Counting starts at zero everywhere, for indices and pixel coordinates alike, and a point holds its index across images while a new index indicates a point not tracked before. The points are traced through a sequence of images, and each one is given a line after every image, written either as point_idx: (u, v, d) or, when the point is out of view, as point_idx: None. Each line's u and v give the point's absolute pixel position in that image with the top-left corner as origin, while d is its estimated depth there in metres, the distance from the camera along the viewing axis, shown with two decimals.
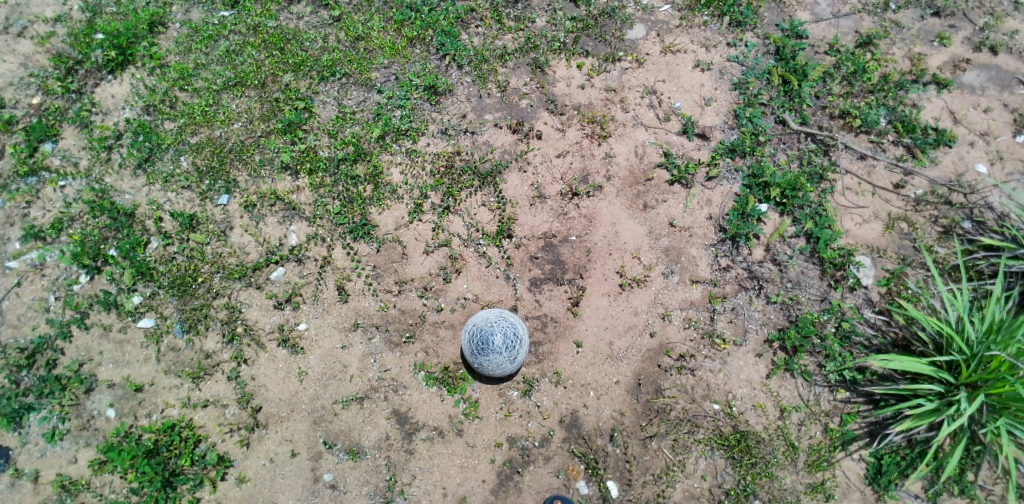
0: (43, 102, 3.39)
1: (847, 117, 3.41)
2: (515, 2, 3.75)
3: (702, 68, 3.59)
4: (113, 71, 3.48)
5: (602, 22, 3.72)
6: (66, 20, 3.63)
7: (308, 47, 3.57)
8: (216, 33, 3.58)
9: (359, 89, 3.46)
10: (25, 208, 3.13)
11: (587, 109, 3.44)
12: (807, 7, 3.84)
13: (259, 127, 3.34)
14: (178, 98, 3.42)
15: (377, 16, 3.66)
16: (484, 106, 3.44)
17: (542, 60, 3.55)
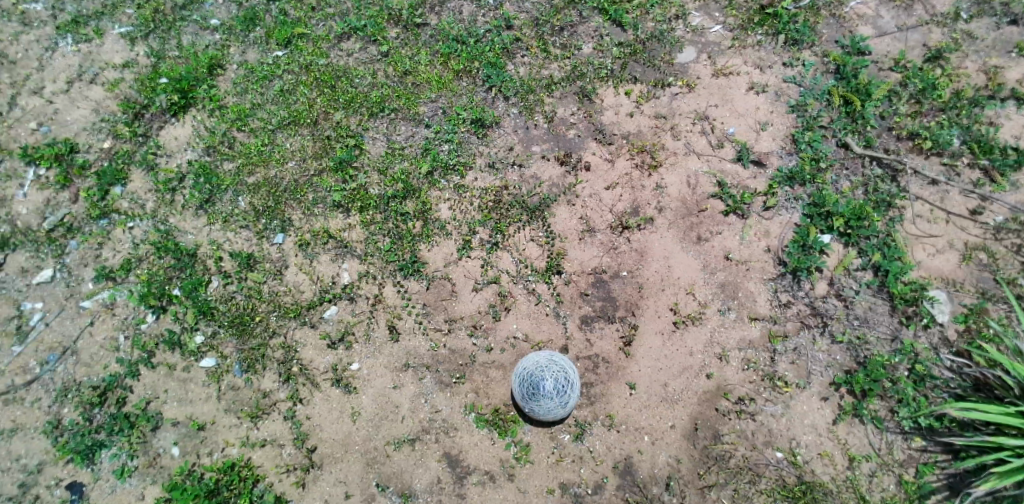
0: (114, 146, 3.58)
1: (918, 139, 3.20)
2: (560, 29, 3.70)
3: (757, 90, 3.44)
4: (176, 114, 3.63)
5: (651, 46, 3.62)
6: (134, 66, 3.82)
7: (358, 84, 3.63)
8: (271, 73, 3.69)
9: (407, 124, 3.50)
10: (97, 249, 3.30)
11: (636, 138, 3.36)
12: (869, 21, 3.63)
13: (313, 165, 3.42)
14: (236, 138, 3.53)
15: (423, 50, 3.69)
16: (531, 138, 3.41)
17: (589, 89, 3.49)
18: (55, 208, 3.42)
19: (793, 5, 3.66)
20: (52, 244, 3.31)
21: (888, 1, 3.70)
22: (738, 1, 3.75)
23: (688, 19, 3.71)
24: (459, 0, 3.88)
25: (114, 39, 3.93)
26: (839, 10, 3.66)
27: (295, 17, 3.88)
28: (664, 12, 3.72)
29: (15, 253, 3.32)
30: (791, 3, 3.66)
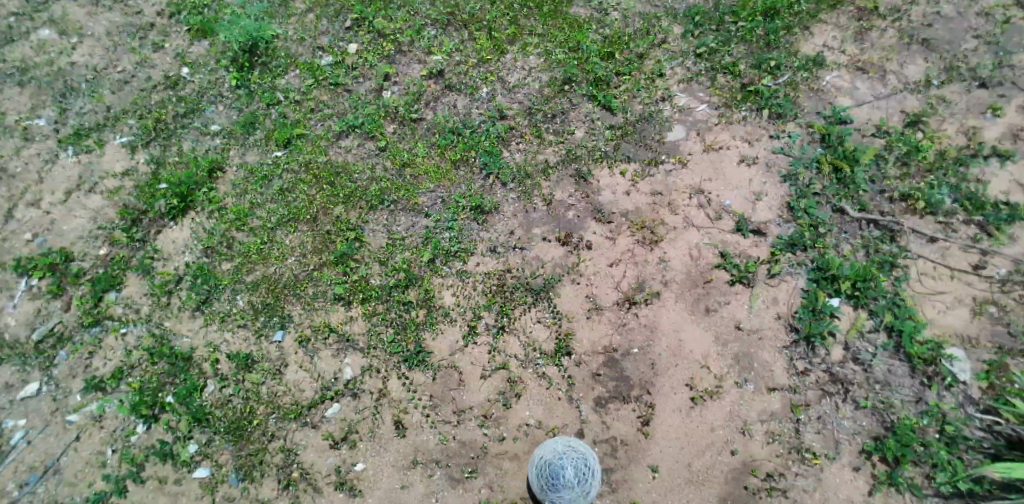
0: (110, 253, 3.55)
1: (909, 200, 3.26)
2: (553, 115, 3.84)
3: (748, 163, 3.54)
4: (175, 217, 3.65)
5: (640, 127, 3.75)
6: (133, 173, 3.88)
7: (357, 179, 3.68)
8: (271, 173, 3.75)
9: (407, 215, 3.52)
10: (88, 358, 3.18)
11: (635, 215, 3.39)
12: (846, 93, 3.81)
13: (313, 260, 3.39)
14: (234, 238, 3.52)
15: (421, 143, 3.80)
16: (531, 220, 3.43)
17: (584, 171, 3.57)
18: (45, 318, 3.32)
19: (772, 81, 3.86)
20: (41, 356, 3.19)
21: (862, 72, 3.90)
22: (720, 81, 3.93)
23: (674, 100, 3.87)
24: (452, 95, 4.04)
25: (115, 148, 4.02)
26: (816, 84, 3.85)
27: (294, 119, 4.01)
28: (650, 94, 3.88)
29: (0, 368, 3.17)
30: (771, 79, 3.86)
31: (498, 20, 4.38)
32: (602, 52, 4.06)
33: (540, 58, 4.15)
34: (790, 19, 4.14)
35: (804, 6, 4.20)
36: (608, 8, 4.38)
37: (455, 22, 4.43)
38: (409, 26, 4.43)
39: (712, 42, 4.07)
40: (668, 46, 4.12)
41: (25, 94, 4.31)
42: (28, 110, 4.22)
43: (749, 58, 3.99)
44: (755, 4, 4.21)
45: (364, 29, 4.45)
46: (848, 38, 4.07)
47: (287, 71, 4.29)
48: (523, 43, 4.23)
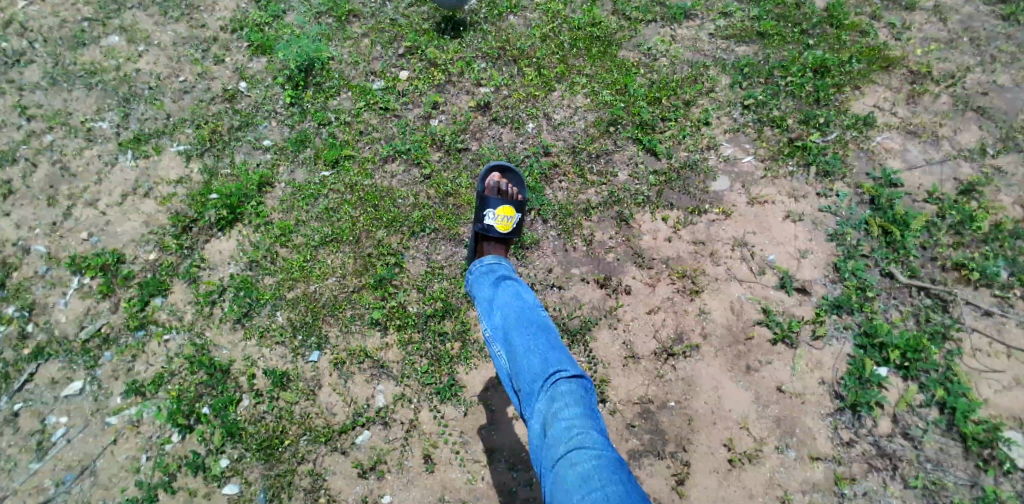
0: (159, 258, 3.65)
1: (964, 269, 3.22)
2: (597, 156, 3.86)
3: (794, 218, 3.50)
4: (223, 228, 3.74)
5: (685, 174, 3.75)
6: (186, 181, 3.99)
7: (400, 204, 3.74)
8: (317, 191, 3.82)
9: (448, 244, 3.57)
10: (130, 362, 3.26)
11: (676, 263, 3.38)
12: (898, 154, 3.77)
13: (352, 282, 3.44)
14: (278, 253, 3.59)
15: (465, 174, 3.85)
16: (570, 260, 3.43)
17: (626, 214, 3.57)
18: (93, 318, 3.43)
19: (821, 138, 3.83)
20: (87, 355, 3.28)
21: (913, 135, 3.86)
22: (767, 133, 3.92)
23: (719, 149, 3.86)
24: (498, 127, 4.09)
25: (170, 155, 4.14)
26: (866, 143, 3.82)
27: (342, 140, 4.09)
28: (696, 142, 3.88)
29: (47, 363, 3.27)
30: (819, 136, 3.84)
31: (547, 58, 4.44)
32: (650, 96, 4.10)
33: (588, 97, 4.19)
34: (840, 77, 4.13)
35: (856, 66, 4.20)
36: (657, 52, 4.43)
37: (504, 55, 4.50)
38: (459, 57, 4.52)
39: (761, 94, 4.07)
40: (715, 95, 4.13)
41: (91, 97, 4.51)
42: (93, 112, 4.41)
43: (797, 113, 3.98)
44: (807, 59, 4.22)
45: (416, 57, 4.55)
46: (900, 101, 4.04)
47: (338, 93, 4.38)
48: (570, 82, 4.28)
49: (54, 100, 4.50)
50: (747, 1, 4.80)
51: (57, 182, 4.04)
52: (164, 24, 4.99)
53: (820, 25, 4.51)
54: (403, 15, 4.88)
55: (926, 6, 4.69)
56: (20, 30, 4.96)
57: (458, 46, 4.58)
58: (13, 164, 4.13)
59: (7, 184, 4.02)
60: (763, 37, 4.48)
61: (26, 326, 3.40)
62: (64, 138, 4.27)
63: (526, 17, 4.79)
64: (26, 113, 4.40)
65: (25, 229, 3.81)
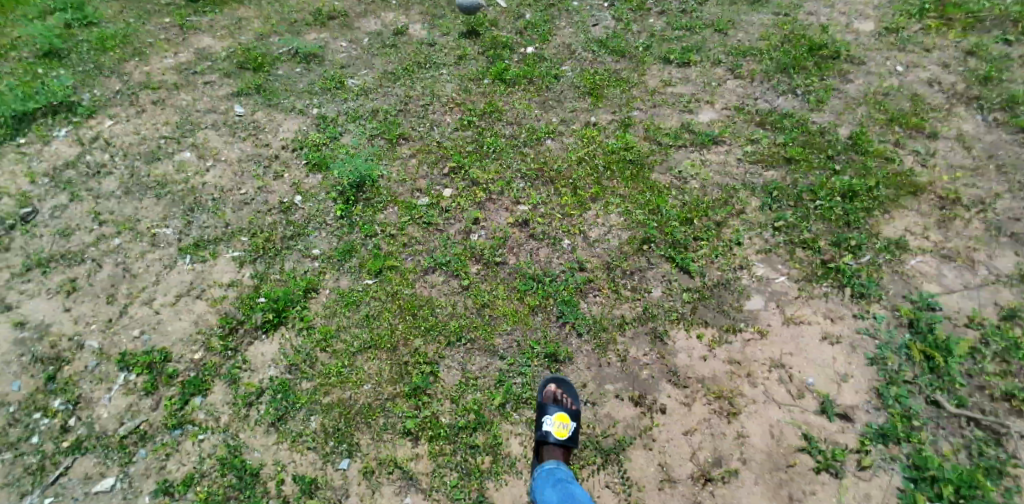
0: (204, 358, 3.77)
1: (1014, 400, 3.14)
2: (631, 273, 3.99)
3: (831, 340, 3.50)
4: (267, 330, 3.87)
5: (718, 292, 3.82)
6: (237, 284, 4.22)
7: (438, 313, 3.86)
8: (360, 298, 3.98)
9: (482, 354, 3.62)
10: (163, 460, 3.28)
11: (712, 382, 3.38)
12: (934, 278, 3.79)
13: (387, 389, 3.49)
14: (317, 358, 3.68)
15: (502, 285, 3.99)
16: (604, 375, 3.47)
17: (661, 330, 3.62)
18: (134, 414, 3.51)
19: (854, 260, 3.90)
20: (122, 451, 3.34)
21: (948, 259, 3.90)
22: (799, 254, 4.01)
23: (752, 268, 3.95)
24: (535, 242, 4.29)
25: (225, 260, 4.41)
26: (901, 267, 3.86)
27: (387, 251, 4.33)
28: (729, 261, 3.99)
29: (83, 457, 3.33)
30: (852, 258, 3.91)
31: (582, 179, 4.74)
32: (681, 216, 4.28)
33: (621, 216, 4.40)
34: (868, 201, 4.27)
35: (883, 191, 4.33)
36: (687, 176, 4.69)
37: (542, 176, 4.81)
38: (500, 177, 4.86)
39: (791, 217, 4.22)
40: (745, 217, 4.29)
41: (158, 205, 4.93)
42: (159, 219, 4.81)
43: (828, 235, 4.08)
44: (834, 184, 4.39)
45: (459, 176, 4.91)
46: (931, 226, 4.13)
47: (385, 208, 4.71)
48: (604, 202, 4.52)
49: (126, 208, 4.94)
50: (773, 128, 5.08)
51: (118, 280, 4.34)
52: (233, 143, 5.53)
53: (845, 152, 4.73)
54: (449, 139, 5.32)
55: (948, 134, 4.89)
56: (104, 145, 5.60)
57: (498, 168, 4.94)
58: (81, 265, 4.48)
59: (72, 281, 4.34)
60: (789, 163, 4.71)
61: (69, 419, 3.51)
62: (130, 241, 4.63)
63: (563, 142, 5.17)
64: (99, 219, 4.84)
65: (82, 325, 4.04)
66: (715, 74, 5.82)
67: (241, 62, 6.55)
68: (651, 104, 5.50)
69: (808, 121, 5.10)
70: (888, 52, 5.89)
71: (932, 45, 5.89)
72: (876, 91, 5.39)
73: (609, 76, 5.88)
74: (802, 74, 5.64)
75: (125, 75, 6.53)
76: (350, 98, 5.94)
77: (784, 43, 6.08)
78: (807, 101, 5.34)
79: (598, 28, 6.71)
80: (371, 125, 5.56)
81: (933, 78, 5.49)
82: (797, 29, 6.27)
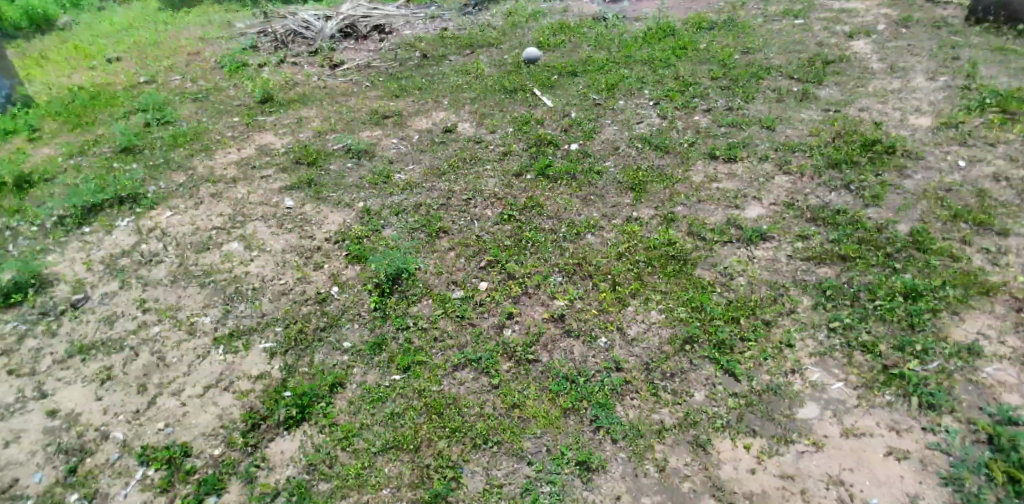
0: (223, 454, 3.68)
1: None
2: (671, 374, 3.73)
3: (897, 456, 3.11)
4: (289, 427, 3.77)
5: (767, 398, 3.51)
6: (265, 377, 4.18)
7: (465, 412, 3.67)
8: (386, 394, 3.86)
9: (508, 459, 3.37)
10: None
11: (762, 501, 3.01)
12: (1019, 390, 3.37)
13: (405, 495, 3.26)
14: (337, 457, 3.52)
15: (533, 385, 3.80)
16: (639, 487, 3.15)
17: (703, 439, 3.32)
18: None
19: (920, 366, 3.54)
20: None
21: None
22: (857, 358, 3.67)
23: (805, 372, 3.63)
24: (570, 339, 4.12)
25: (257, 351, 4.42)
26: (976, 375, 3.46)
27: (418, 345, 4.24)
28: (779, 364, 3.69)
29: None
30: (918, 364, 3.55)
31: (622, 274, 4.61)
32: (726, 315, 4.05)
33: (662, 313, 4.21)
34: (935, 301, 3.94)
35: (951, 291, 4.01)
36: (734, 272, 4.49)
37: (580, 271, 4.72)
38: (537, 272, 4.79)
39: (847, 317, 3.93)
40: (797, 316, 4.02)
41: (201, 294, 5.08)
42: (200, 308, 4.93)
43: (889, 338, 3.74)
44: (894, 283, 4.10)
45: (496, 270, 4.87)
46: (1009, 329, 3.74)
47: (421, 300, 4.68)
48: (644, 298, 4.36)
49: (170, 296, 5.10)
50: (825, 224, 4.88)
51: (151, 370, 4.38)
52: (280, 234, 5.74)
53: (905, 249, 4.45)
54: (488, 232, 5.36)
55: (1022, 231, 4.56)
56: (160, 235, 5.92)
57: (536, 262, 4.89)
58: (118, 352, 4.58)
59: (107, 369, 4.42)
60: (844, 259, 4.46)
61: None
62: (168, 330, 4.73)
63: (603, 236, 5.11)
64: (143, 306, 5.01)
65: (110, 415, 4.04)
66: (762, 169, 5.74)
67: (298, 158, 6.95)
68: (696, 199, 5.43)
69: (863, 216, 4.89)
70: (947, 147, 5.70)
71: (996, 139, 5.67)
72: (937, 186, 5.16)
73: (652, 172, 5.89)
74: (855, 169, 5.50)
75: (190, 169, 7.02)
76: (396, 192, 6.14)
77: (835, 139, 5.99)
78: (862, 197, 5.15)
79: (642, 125, 6.84)
80: (414, 218, 5.69)
81: (1000, 173, 5.23)
82: (847, 125, 6.20)
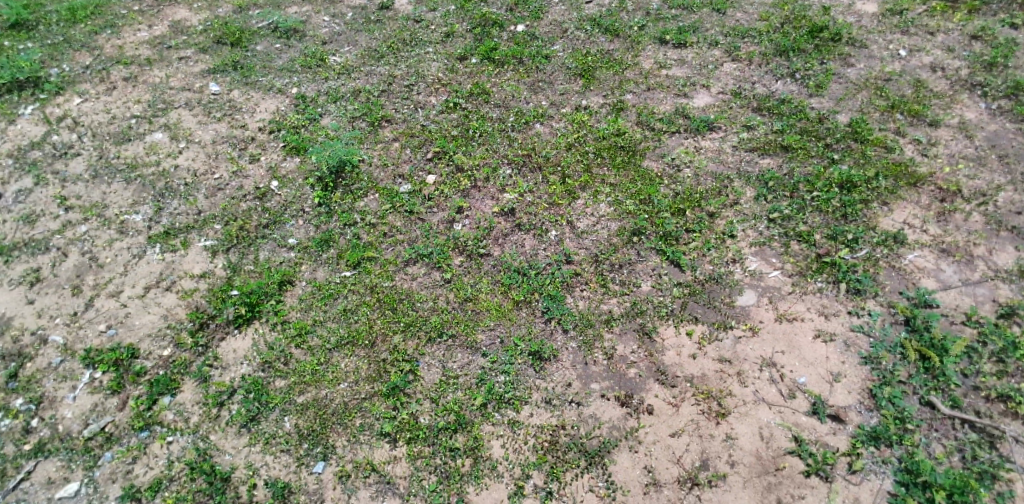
0: (173, 354, 3.60)
1: (1011, 403, 3.03)
2: (619, 265, 3.85)
3: (824, 338, 3.40)
4: (239, 325, 3.70)
5: (709, 287, 3.70)
6: (210, 276, 4.02)
7: (419, 307, 3.71)
8: (337, 291, 3.82)
9: (464, 351, 3.48)
10: (130, 464, 3.13)
11: (700, 381, 3.28)
12: (932, 274, 3.68)
13: (364, 387, 3.34)
14: (292, 354, 3.52)
15: (485, 278, 3.84)
16: (589, 373, 3.35)
17: (649, 326, 3.51)
18: (99, 415, 3.34)
19: (850, 254, 3.78)
20: (87, 454, 3.18)
21: (946, 254, 3.79)
22: (793, 248, 3.89)
23: (745, 262, 3.82)
24: (521, 233, 4.13)
25: (197, 250, 4.21)
26: (898, 262, 3.75)
27: (366, 241, 4.15)
28: (721, 254, 3.86)
29: (46, 461, 3.18)
30: (848, 253, 3.79)
31: (571, 166, 4.56)
32: (673, 207, 4.13)
33: (611, 206, 4.25)
34: (868, 193, 4.14)
35: (883, 182, 4.21)
36: (680, 163, 4.53)
37: (530, 163, 4.62)
38: (485, 164, 4.67)
39: (786, 208, 4.10)
40: (740, 208, 4.15)
41: (128, 190, 4.71)
42: (128, 205, 4.58)
43: (824, 229, 3.95)
44: (832, 174, 4.25)
45: (443, 162, 4.71)
46: (930, 218, 4.00)
47: (366, 195, 4.52)
48: (594, 191, 4.36)
49: (94, 193, 4.71)
50: (770, 114, 4.91)
51: (84, 271, 4.14)
52: (208, 123, 5.28)
53: (844, 140, 4.57)
54: (433, 121, 5.11)
55: (951, 122, 4.75)
56: (72, 125, 5.34)
57: (484, 153, 4.75)
58: (45, 253, 4.28)
59: (36, 271, 4.15)
60: (787, 150, 4.55)
61: (31, 420, 3.35)
62: (97, 229, 4.42)
63: (552, 126, 4.98)
64: (65, 204, 4.62)
65: (46, 318, 3.86)
66: (711, 56, 5.62)
67: (218, 37, 6.24)
68: (645, 87, 5.30)
69: (807, 106, 4.93)
70: (890, 34, 5.70)
71: (936, 27, 5.69)
72: (878, 76, 5.22)
73: (601, 57, 5.65)
74: (801, 57, 5.46)
75: (96, 49, 6.21)
76: (331, 77, 5.68)
77: (783, 24, 5.86)
78: (806, 86, 5.16)
79: (591, 5, 6.45)
80: (352, 106, 5.32)
81: (937, 63, 5.32)
82: (798, 9, 6.05)
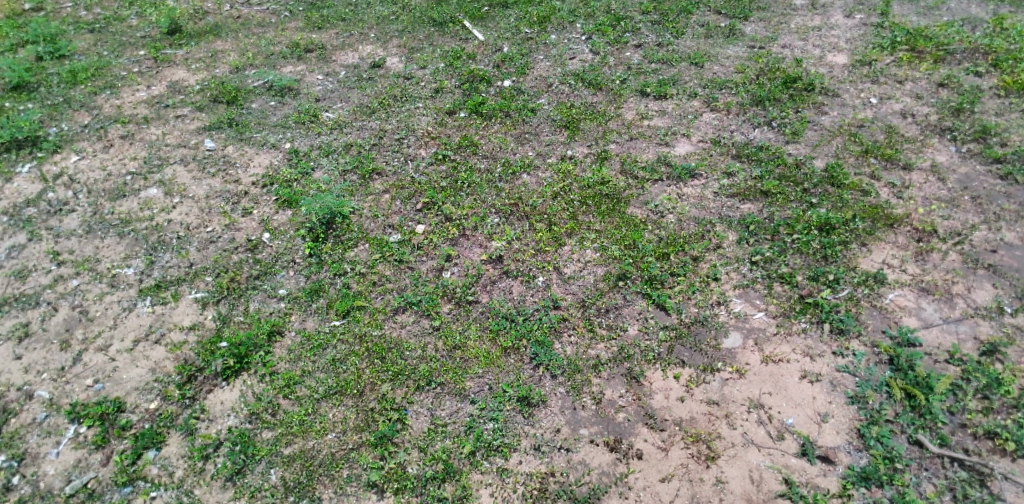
0: (159, 408, 3.57)
1: (998, 439, 3.04)
2: (606, 310, 3.90)
3: (810, 378, 3.43)
4: (228, 377, 3.69)
5: (696, 329, 3.75)
6: (199, 328, 4.04)
7: (407, 356, 3.72)
8: (326, 341, 3.83)
9: (452, 399, 3.47)
10: None
11: (689, 425, 3.28)
12: (914, 313, 3.75)
13: (352, 438, 3.31)
14: (280, 406, 3.50)
15: (473, 325, 3.87)
16: (579, 418, 3.34)
17: (637, 371, 3.53)
18: (82, 471, 3.28)
19: (832, 294, 3.86)
20: None
21: (925, 292, 3.87)
22: (776, 289, 3.96)
23: (729, 304, 3.89)
24: (508, 280, 4.20)
25: (187, 302, 4.24)
26: (879, 301, 3.82)
27: (356, 290, 4.19)
28: (705, 297, 3.92)
29: None
30: (830, 293, 3.86)
31: (558, 213, 4.67)
32: (657, 252, 4.22)
33: (596, 251, 4.33)
34: (846, 234, 4.25)
35: (860, 223, 4.33)
36: (663, 209, 4.65)
37: (517, 211, 4.74)
38: (474, 212, 4.78)
39: (767, 251, 4.19)
40: (723, 251, 4.24)
41: (121, 244, 4.77)
42: (121, 259, 4.63)
43: (805, 270, 4.04)
44: (811, 217, 4.36)
45: (432, 212, 4.82)
46: (908, 258, 4.10)
47: (356, 245, 4.59)
48: (580, 237, 4.45)
49: (86, 247, 4.76)
50: (748, 160, 5.08)
51: (73, 324, 4.14)
52: (202, 179, 5.39)
53: (821, 185, 4.72)
54: (423, 173, 5.25)
55: (923, 165, 4.92)
56: (68, 182, 5.44)
57: (473, 202, 4.87)
58: (35, 307, 4.30)
59: (24, 326, 4.14)
60: (766, 195, 4.69)
61: (12, 477, 3.28)
62: (88, 283, 4.45)
63: (539, 176, 5.11)
64: (57, 259, 4.66)
65: (32, 374, 3.83)
66: (691, 106, 5.85)
67: (214, 96, 6.45)
68: (628, 137, 5.49)
69: (784, 153, 5.12)
70: (861, 84, 5.97)
71: (904, 77, 5.97)
72: (851, 123, 5.44)
73: (585, 109, 5.87)
74: (776, 106, 5.69)
75: (96, 108, 6.40)
76: (323, 132, 5.85)
77: (758, 76, 6.14)
78: (783, 134, 5.37)
79: (575, 61, 6.74)
80: (344, 159, 5.47)
81: (906, 110, 5.56)
82: (771, 62, 6.34)
